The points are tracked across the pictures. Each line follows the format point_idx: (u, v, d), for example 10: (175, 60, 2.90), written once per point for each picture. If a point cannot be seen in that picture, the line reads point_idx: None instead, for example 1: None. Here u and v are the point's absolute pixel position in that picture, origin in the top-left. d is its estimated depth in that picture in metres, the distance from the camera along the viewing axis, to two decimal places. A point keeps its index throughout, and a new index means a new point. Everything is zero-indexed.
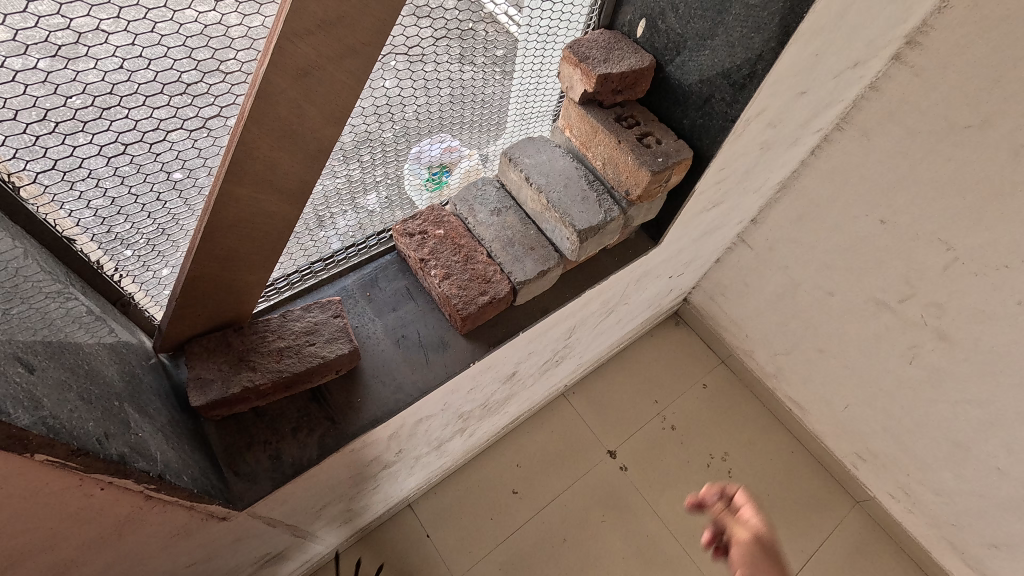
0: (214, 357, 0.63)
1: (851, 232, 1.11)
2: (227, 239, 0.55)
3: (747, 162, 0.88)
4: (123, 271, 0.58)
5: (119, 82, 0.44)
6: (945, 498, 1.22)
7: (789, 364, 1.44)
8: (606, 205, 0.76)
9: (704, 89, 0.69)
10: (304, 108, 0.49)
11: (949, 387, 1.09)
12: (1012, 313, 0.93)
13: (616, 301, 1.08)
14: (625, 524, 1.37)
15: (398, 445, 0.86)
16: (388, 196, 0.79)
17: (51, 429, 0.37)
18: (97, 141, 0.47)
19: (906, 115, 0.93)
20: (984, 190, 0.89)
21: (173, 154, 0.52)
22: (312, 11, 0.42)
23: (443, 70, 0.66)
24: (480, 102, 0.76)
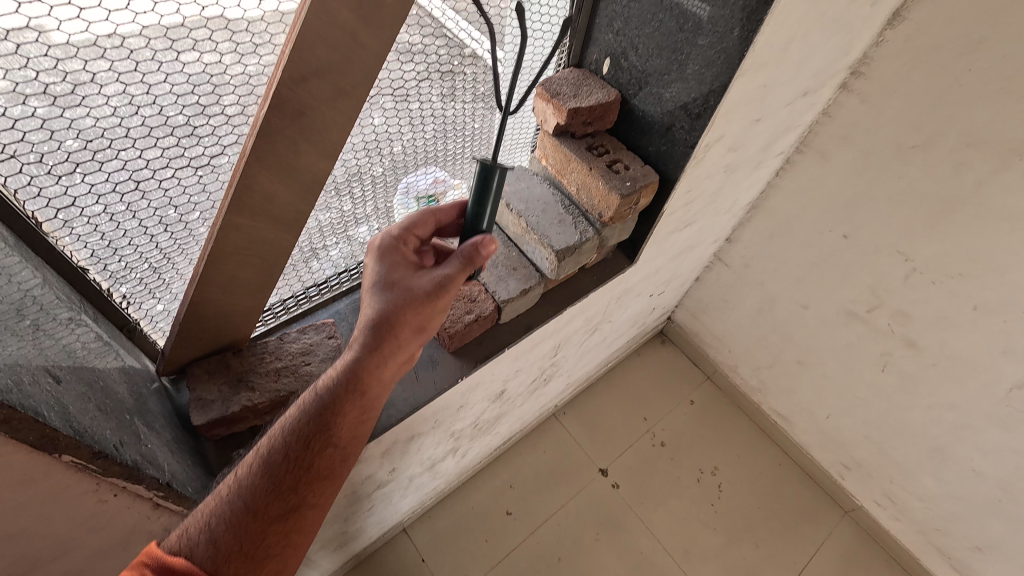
0: (214, 378, 0.67)
1: (818, 247, 1.18)
2: (229, 265, 0.60)
3: (713, 184, 0.94)
4: (130, 299, 0.62)
5: (135, 127, 0.50)
6: (929, 503, 1.25)
7: (771, 377, 1.48)
8: (582, 227, 0.81)
9: (666, 119, 0.76)
10: (300, 145, 0.54)
11: (921, 392, 1.13)
12: (970, 318, 0.99)
13: (600, 318, 1.12)
14: (620, 542, 1.38)
15: (391, 464, 0.89)
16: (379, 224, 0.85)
17: (76, 433, 0.43)
18: (113, 179, 0.51)
19: (858, 138, 1.00)
20: (933, 205, 0.95)
21: (181, 189, 0.57)
22: (308, 60, 0.48)
23: (427, 107, 0.72)
24: (461, 134, 0.82)
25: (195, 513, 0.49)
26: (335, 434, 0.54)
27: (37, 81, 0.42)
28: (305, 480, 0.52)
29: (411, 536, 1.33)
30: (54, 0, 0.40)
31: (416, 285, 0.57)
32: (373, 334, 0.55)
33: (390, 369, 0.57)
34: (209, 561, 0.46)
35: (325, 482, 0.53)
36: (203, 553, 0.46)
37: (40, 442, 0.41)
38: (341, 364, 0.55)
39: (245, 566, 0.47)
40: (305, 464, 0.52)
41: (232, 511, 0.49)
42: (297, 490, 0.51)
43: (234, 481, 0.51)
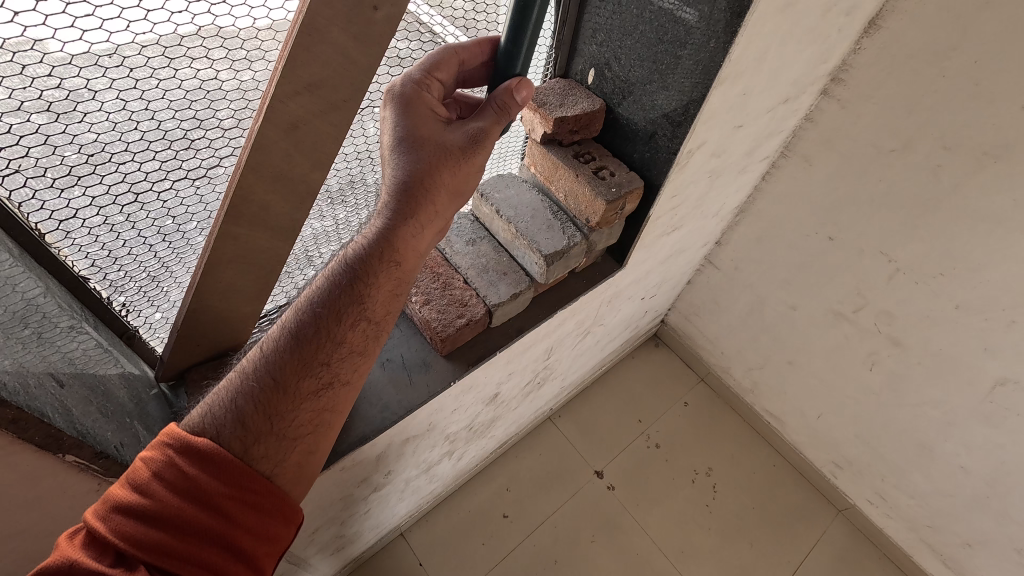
0: (211, 384, 0.69)
1: (805, 249, 1.20)
2: (225, 273, 0.62)
3: (698, 189, 0.96)
4: (129, 306, 0.64)
5: (135, 142, 0.52)
6: (919, 500, 1.26)
7: (763, 378, 1.50)
8: (570, 232, 0.84)
9: (649, 127, 0.78)
10: (294, 156, 0.56)
11: (908, 390, 1.15)
12: (952, 317, 1.01)
13: (591, 322, 1.14)
14: (615, 543, 1.39)
15: (386, 467, 0.91)
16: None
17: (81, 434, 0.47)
18: (113, 191, 0.53)
19: (839, 142, 1.03)
20: (913, 207, 0.98)
21: (179, 200, 0.59)
22: (300, 76, 0.50)
23: None
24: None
25: (226, 388, 0.52)
26: (368, 306, 0.57)
27: (40, 98, 0.44)
28: (341, 343, 0.55)
29: (408, 540, 1.35)
30: (58, 23, 0.42)
31: (445, 144, 0.58)
32: (403, 196, 0.57)
33: (417, 239, 0.59)
34: (237, 438, 0.49)
35: (356, 350, 0.56)
36: (235, 427, 0.50)
37: (47, 442, 0.45)
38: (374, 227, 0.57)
39: (278, 441, 0.51)
40: (335, 333, 0.54)
41: (261, 389, 0.51)
42: (326, 361, 0.54)
43: (262, 352, 0.54)
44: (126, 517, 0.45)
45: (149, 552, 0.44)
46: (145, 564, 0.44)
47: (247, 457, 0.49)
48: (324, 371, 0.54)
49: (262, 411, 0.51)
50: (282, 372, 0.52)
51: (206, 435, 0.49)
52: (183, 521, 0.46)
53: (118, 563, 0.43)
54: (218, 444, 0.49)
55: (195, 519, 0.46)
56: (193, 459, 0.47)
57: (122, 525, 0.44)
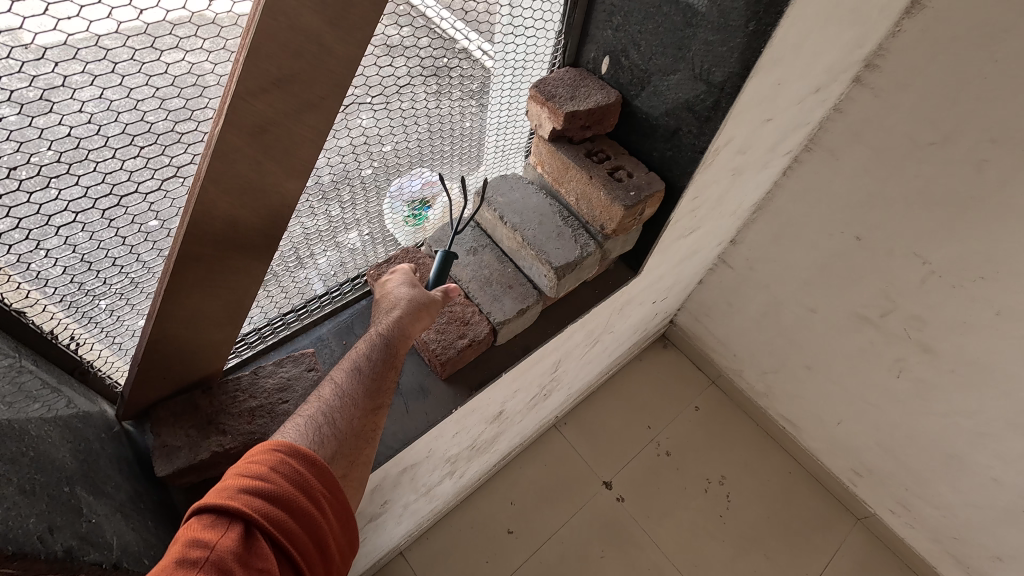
0: (181, 423, 0.60)
1: (828, 249, 1.12)
2: (189, 299, 0.53)
3: (720, 188, 0.88)
4: (80, 338, 0.56)
5: (67, 151, 0.43)
6: (944, 512, 1.20)
7: (778, 383, 1.43)
8: (582, 241, 0.75)
9: (672, 122, 0.70)
10: (264, 164, 0.47)
11: (938, 399, 1.08)
12: (991, 323, 0.93)
13: (601, 330, 1.06)
14: (626, 558, 1.33)
15: (382, 496, 0.83)
16: (370, 233, 0.78)
17: None
18: (44, 211, 0.45)
19: (871, 135, 0.94)
20: (952, 206, 0.90)
21: (129, 218, 0.50)
22: (266, 69, 0.41)
23: (419, 106, 0.66)
24: (453, 141, 0.76)
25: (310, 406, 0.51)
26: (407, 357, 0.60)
27: None
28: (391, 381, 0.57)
29: (408, 559, 1.28)
30: None
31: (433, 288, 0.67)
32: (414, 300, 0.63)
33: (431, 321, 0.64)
34: (329, 443, 0.49)
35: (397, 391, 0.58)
36: (329, 438, 0.49)
37: None
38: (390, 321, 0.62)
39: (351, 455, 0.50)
40: (387, 374, 0.57)
41: (343, 403, 0.52)
42: (381, 394, 0.55)
43: (332, 384, 0.54)
44: (255, 496, 0.42)
45: (275, 537, 0.42)
46: (267, 545, 0.41)
47: (333, 466, 0.48)
48: (384, 402, 0.56)
49: (347, 427, 0.51)
50: (360, 397, 0.53)
51: (303, 443, 0.48)
52: (300, 510, 0.44)
53: (243, 539, 0.40)
54: (319, 452, 0.48)
55: (306, 510, 0.44)
56: (310, 457, 0.46)
57: (252, 502, 0.42)
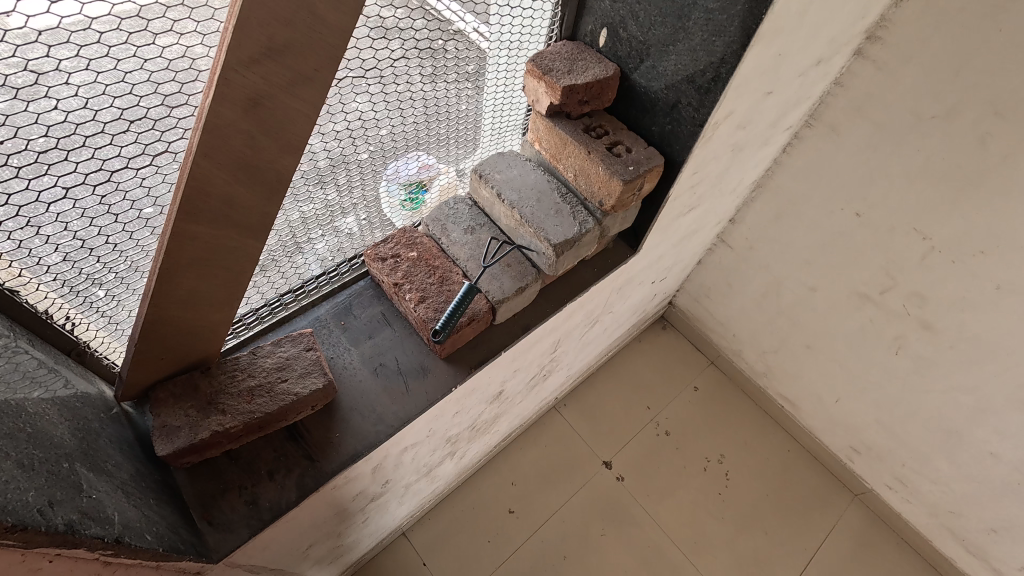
0: (179, 403, 0.59)
1: (828, 227, 1.11)
2: (185, 280, 0.52)
3: (720, 164, 0.87)
4: (75, 318, 0.55)
5: (54, 124, 0.42)
6: (942, 487, 1.21)
7: (777, 362, 1.43)
8: (580, 217, 0.75)
9: (671, 95, 0.69)
10: (257, 139, 0.46)
11: (937, 376, 1.08)
12: (992, 299, 0.93)
13: (601, 310, 1.06)
14: (627, 536, 1.35)
15: (383, 477, 0.84)
16: (367, 217, 0.77)
17: None
18: (34, 186, 0.44)
19: (872, 109, 0.93)
20: (954, 181, 0.89)
21: (121, 195, 0.49)
22: (256, 38, 0.40)
23: (414, 89, 0.65)
24: (450, 124, 0.75)
25: None
26: None
27: None
28: None
29: (411, 540, 1.29)
30: None
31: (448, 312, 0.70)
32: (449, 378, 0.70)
33: None
34: None
35: None
36: None
37: None
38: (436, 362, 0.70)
39: None
40: None
41: None
42: None
43: None
44: None
45: None
46: None
47: None
48: None
49: None
50: None
51: None
52: None
53: None
54: None
55: None
56: None
57: None
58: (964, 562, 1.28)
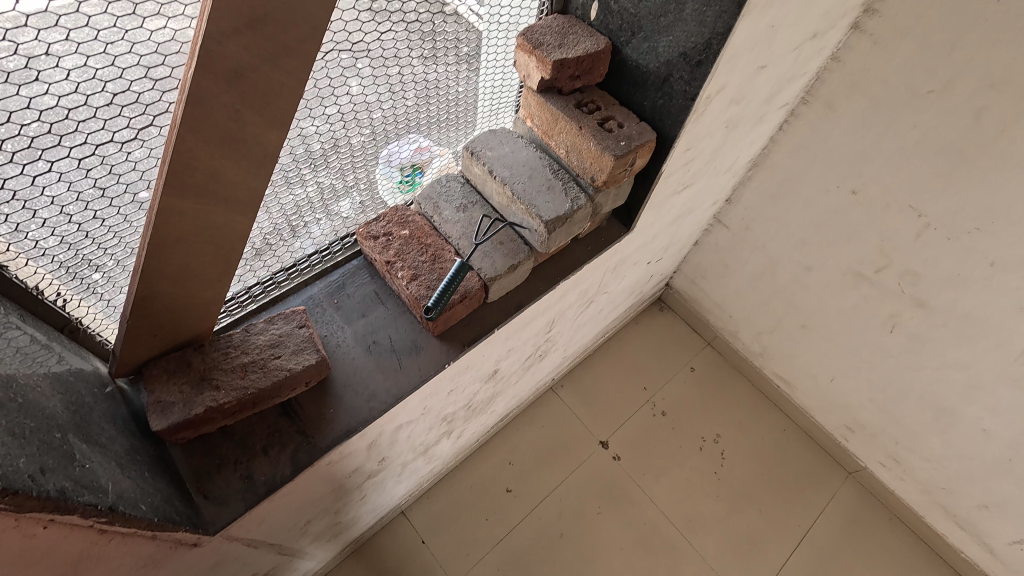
0: (173, 379, 0.60)
1: (824, 205, 1.11)
2: (175, 256, 0.51)
3: (714, 141, 0.87)
4: (65, 294, 0.55)
5: (36, 96, 0.41)
6: (934, 464, 1.22)
7: (773, 343, 1.44)
8: (572, 193, 0.74)
9: (662, 69, 0.68)
10: (242, 112, 0.45)
11: (930, 354, 1.09)
12: (986, 276, 0.93)
13: (595, 290, 1.06)
14: (623, 514, 1.36)
15: (379, 454, 0.85)
16: (363, 200, 0.77)
17: None
18: (18, 159, 0.43)
19: (869, 85, 0.92)
20: (950, 157, 0.88)
21: (106, 169, 0.49)
22: (237, 7, 0.39)
23: (409, 72, 0.64)
24: (446, 108, 0.75)
25: None
26: None
27: None
28: None
29: (409, 518, 1.31)
30: None
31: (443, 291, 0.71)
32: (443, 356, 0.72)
33: None
34: None
35: None
36: None
37: None
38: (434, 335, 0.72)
39: None
40: None
41: None
42: None
43: None
44: None
45: None
46: None
47: None
48: None
49: None
50: None
51: None
52: None
53: None
54: None
55: None
56: None
57: None
58: (955, 538, 1.30)
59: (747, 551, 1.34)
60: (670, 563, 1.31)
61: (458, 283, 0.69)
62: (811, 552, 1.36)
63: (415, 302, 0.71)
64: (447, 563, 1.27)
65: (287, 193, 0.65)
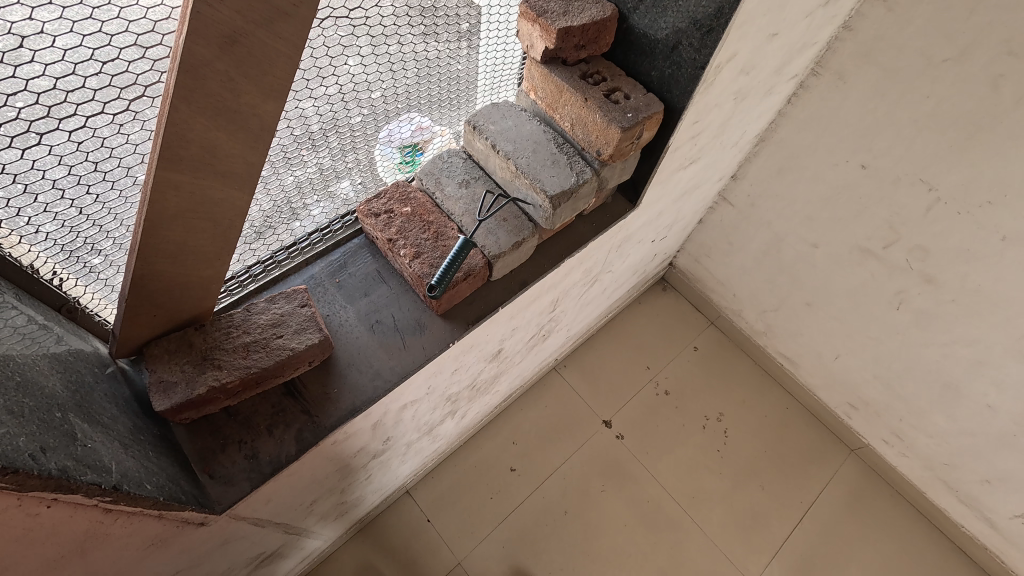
0: (176, 358, 0.59)
1: (832, 180, 1.09)
2: (171, 233, 0.50)
3: (722, 114, 0.84)
4: (62, 273, 0.54)
5: (22, 65, 0.39)
6: (937, 440, 1.23)
7: (777, 321, 1.43)
8: (577, 167, 0.73)
9: (671, 37, 0.66)
10: (237, 81, 0.42)
11: (937, 329, 1.08)
12: (997, 250, 0.92)
13: (600, 269, 1.05)
14: (626, 491, 1.37)
15: (384, 433, 0.84)
16: (362, 181, 0.76)
17: None
18: (6, 131, 0.41)
19: (882, 54, 0.89)
20: (963, 128, 0.86)
21: (99, 143, 0.47)
22: None
23: (408, 48, 0.62)
24: (444, 87, 0.73)
25: None
26: None
27: None
28: None
29: (414, 497, 1.32)
30: None
31: None
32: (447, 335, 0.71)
33: None
34: None
35: None
36: None
37: None
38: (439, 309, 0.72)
39: None
40: None
41: None
42: None
43: None
44: None
45: None
46: None
47: None
48: None
49: None
50: None
51: None
52: None
53: None
54: None
55: None
56: None
57: None
58: (956, 512, 1.31)
59: (749, 527, 1.36)
60: (673, 539, 1.33)
61: (462, 260, 0.67)
62: (813, 527, 1.37)
63: (417, 277, 0.70)
64: (452, 541, 1.28)
65: (287, 174, 0.64)
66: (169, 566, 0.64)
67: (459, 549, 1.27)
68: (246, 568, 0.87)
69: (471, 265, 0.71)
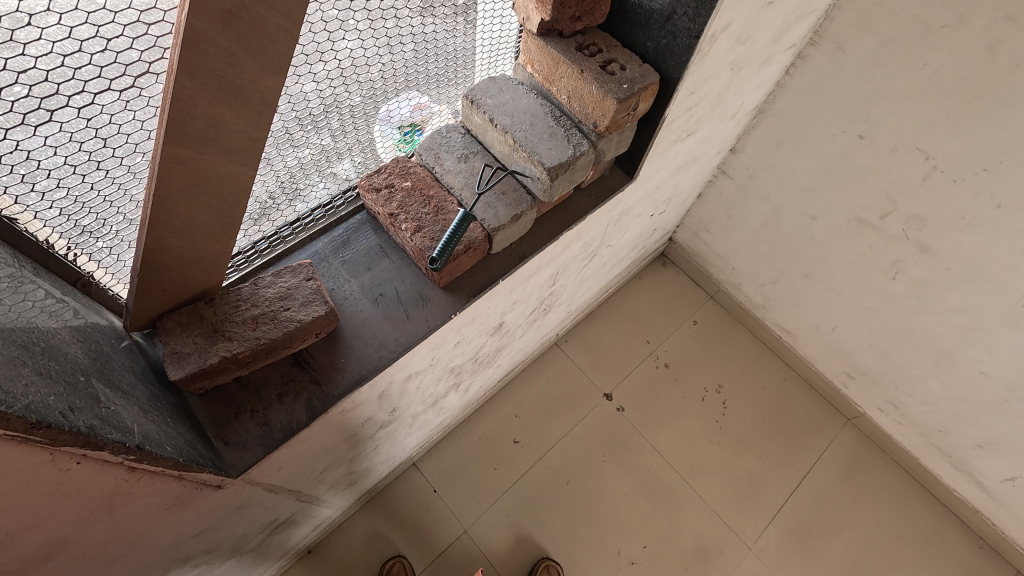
0: (188, 330, 0.61)
1: (830, 151, 1.09)
2: (181, 208, 0.51)
3: (718, 83, 0.84)
4: (76, 248, 0.56)
5: (32, 42, 0.40)
6: (931, 406, 1.25)
7: (775, 294, 1.45)
8: (574, 140, 0.74)
9: (666, 7, 0.66)
10: (239, 57, 0.43)
11: (932, 298, 1.09)
12: (991, 218, 0.93)
13: (598, 243, 1.07)
14: (627, 462, 1.41)
15: (390, 404, 0.87)
16: (363, 159, 0.77)
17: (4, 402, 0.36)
18: (17, 108, 0.42)
19: (880, 22, 0.89)
20: (960, 95, 0.86)
21: (107, 119, 0.48)
22: None
23: (405, 25, 0.63)
24: (442, 62, 0.73)
25: None
26: None
27: None
28: None
29: (421, 469, 1.36)
30: None
31: None
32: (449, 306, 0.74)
33: None
34: None
35: None
36: None
37: None
38: (441, 280, 0.74)
39: None
40: None
41: None
42: None
43: None
44: None
45: None
46: None
47: None
48: None
49: None
50: None
51: None
52: None
53: None
54: None
55: None
56: None
57: None
58: (951, 478, 1.34)
59: (747, 494, 1.39)
60: (673, 506, 1.36)
61: (461, 234, 0.69)
62: (809, 493, 1.41)
63: (417, 249, 0.71)
64: (458, 511, 1.32)
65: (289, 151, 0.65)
66: (190, 528, 0.67)
67: (464, 518, 1.32)
68: (261, 533, 0.91)
69: (472, 237, 0.72)
